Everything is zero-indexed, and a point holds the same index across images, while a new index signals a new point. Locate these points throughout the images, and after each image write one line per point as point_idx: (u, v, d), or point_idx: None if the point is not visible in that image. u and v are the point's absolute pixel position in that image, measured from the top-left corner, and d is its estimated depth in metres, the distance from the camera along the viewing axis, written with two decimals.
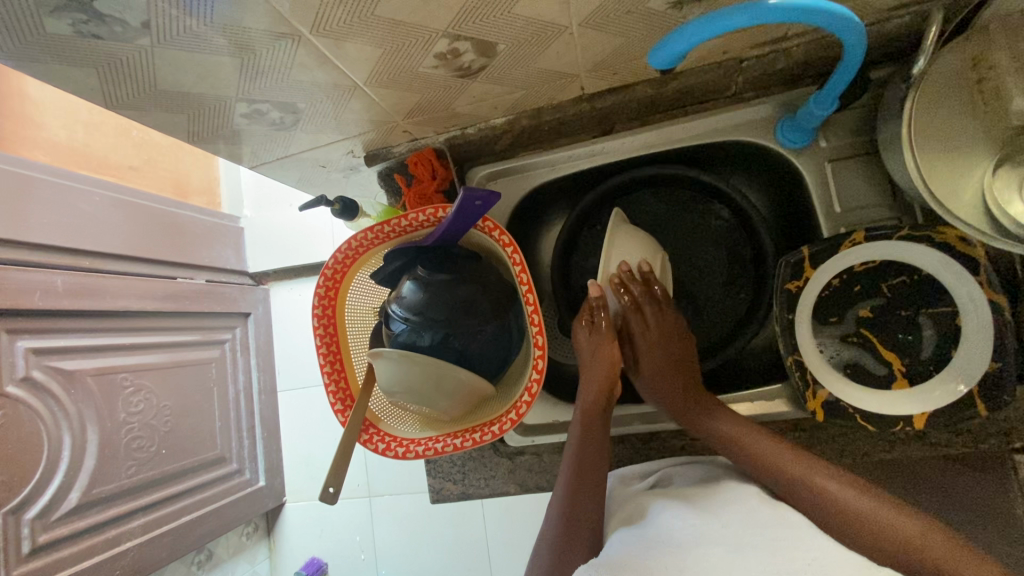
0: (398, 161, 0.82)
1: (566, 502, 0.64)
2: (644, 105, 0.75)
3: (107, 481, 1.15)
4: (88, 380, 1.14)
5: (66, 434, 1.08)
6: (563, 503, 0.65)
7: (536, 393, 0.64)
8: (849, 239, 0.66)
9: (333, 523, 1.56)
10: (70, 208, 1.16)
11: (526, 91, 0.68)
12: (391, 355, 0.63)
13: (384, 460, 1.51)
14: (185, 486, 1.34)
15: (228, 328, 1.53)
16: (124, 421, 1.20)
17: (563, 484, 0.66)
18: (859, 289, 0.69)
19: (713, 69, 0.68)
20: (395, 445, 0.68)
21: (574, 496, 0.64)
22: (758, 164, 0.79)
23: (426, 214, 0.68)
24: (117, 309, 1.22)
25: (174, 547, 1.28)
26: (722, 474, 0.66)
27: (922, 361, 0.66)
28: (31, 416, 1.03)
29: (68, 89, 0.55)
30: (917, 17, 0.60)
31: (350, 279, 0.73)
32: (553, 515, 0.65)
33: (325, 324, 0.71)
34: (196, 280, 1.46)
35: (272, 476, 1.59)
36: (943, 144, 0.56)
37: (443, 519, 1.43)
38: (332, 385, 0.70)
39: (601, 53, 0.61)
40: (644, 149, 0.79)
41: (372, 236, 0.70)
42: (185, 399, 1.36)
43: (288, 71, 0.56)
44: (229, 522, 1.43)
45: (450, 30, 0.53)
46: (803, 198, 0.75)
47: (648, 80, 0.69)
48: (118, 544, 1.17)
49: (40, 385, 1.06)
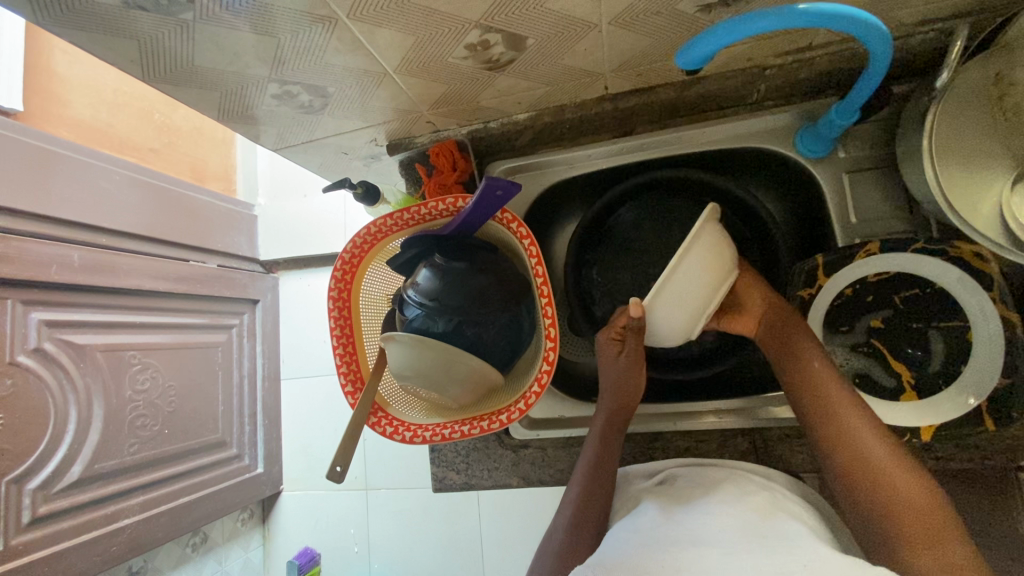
0: (420, 152, 0.84)
1: (580, 495, 0.66)
2: (666, 107, 0.76)
3: (108, 457, 1.16)
4: (97, 355, 1.16)
5: (72, 407, 1.09)
6: (576, 499, 0.66)
7: (545, 384, 0.65)
8: (864, 249, 0.66)
9: (329, 515, 1.56)
10: (89, 184, 1.18)
11: (550, 88, 0.69)
12: (403, 339, 0.64)
13: (383, 454, 1.51)
14: (185, 467, 1.35)
15: (237, 313, 1.55)
16: (130, 399, 1.21)
17: (578, 481, 0.67)
18: (872, 300, 0.69)
19: (736, 76, 0.69)
20: (401, 429, 0.69)
21: (588, 497, 0.65)
22: (775, 171, 0.80)
23: (446, 203, 0.69)
24: (130, 287, 1.24)
25: (170, 528, 1.29)
26: (725, 476, 0.65)
27: (931, 374, 0.65)
28: (39, 386, 1.04)
29: (109, 62, 0.57)
30: (942, 34, 0.61)
31: (366, 265, 0.74)
32: (564, 512, 0.66)
33: (339, 306, 0.72)
34: (208, 264, 1.48)
35: (270, 463, 1.60)
36: (964, 157, 0.56)
37: (438, 515, 1.43)
38: (342, 366, 0.71)
39: (626, 53, 0.62)
40: (664, 153, 0.80)
41: (391, 222, 0.71)
42: (188, 380, 1.37)
43: (320, 55, 0.57)
44: (226, 506, 1.44)
45: (483, 22, 0.54)
46: (819, 209, 0.75)
47: (671, 83, 0.70)
48: (117, 520, 1.18)
49: (50, 357, 1.07)
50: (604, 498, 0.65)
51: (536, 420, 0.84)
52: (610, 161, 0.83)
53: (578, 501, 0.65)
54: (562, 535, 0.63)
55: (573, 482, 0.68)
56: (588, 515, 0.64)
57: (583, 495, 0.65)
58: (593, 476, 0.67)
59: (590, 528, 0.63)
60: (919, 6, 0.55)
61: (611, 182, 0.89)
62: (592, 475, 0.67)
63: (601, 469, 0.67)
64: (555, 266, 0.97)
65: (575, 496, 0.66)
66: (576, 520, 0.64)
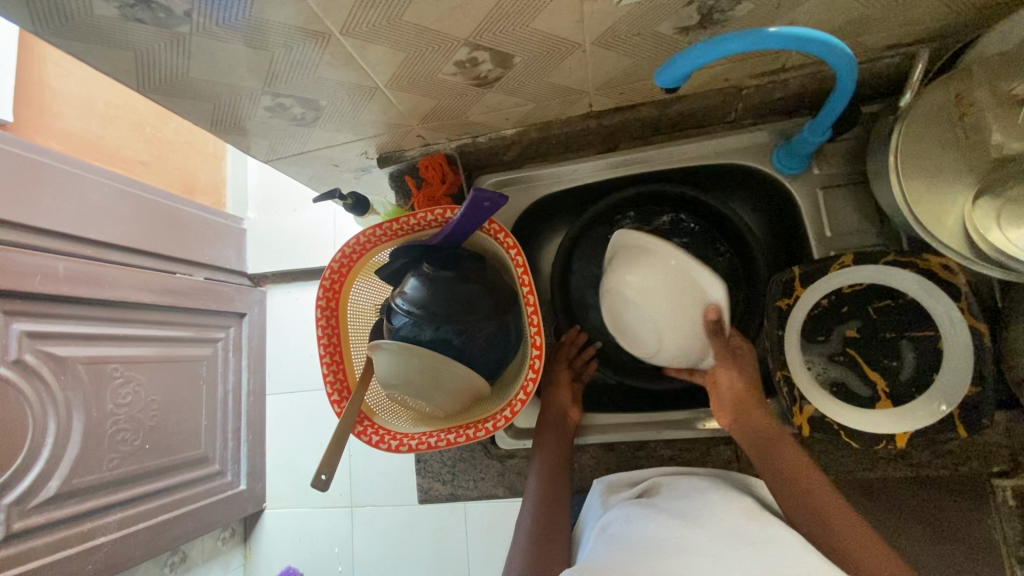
0: (409, 165, 0.85)
1: (540, 502, 0.67)
2: (649, 124, 0.78)
3: (86, 472, 1.13)
4: (79, 367, 1.15)
5: (52, 420, 1.08)
6: (535, 508, 0.66)
7: (531, 392, 0.65)
8: (838, 262, 0.68)
9: (311, 534, 1.52)
10: (78, 196, 1.18)
11: (536, 105, 0.71)
12: (390, 347, 0.65)
13: (369, 470, 1.49)
14: (165, 483, 1.32)
15: (222, 327, 1.53)
16: (111, 413, 1.20)
17: (534, 489, 0.69)
18: (847, 310, 0.71)
19: (715, 95, 0.72)
20: (387, 438, 0.69)
21: (547, 502, 0.67)
22: (754, 187, 0.83)
23: (434, 215, 0.71)
24: (116, 299, 1.23)
25: (149, 546, 1.26)
26: (709, 485, 0.64)
27: (904, 382, 0.67)
28: (18, 396, 1.03)
29: (104, 73, 0.58)
30: (906, 58, 0.65)
31: (354, 276, 0.76)
32: (525, 521, 0.66)
33: (327, 315, 0.73)
34: (195, 277, 1.47)
35: (254, 480, 1.56)
36: (930, 173, 0.59)
37: (424, 533, 1.41)
38: (329, 375, 0.71)
39: (609, 72, 0.64)
40: (647, 169, 0.83)
41: (380, 233, 0.73)
42: (171, 394, 1.36)
43: (313, 69, 0.59)
44: (206, 524, 1.41)
45: (471, 40, 0.56)
46: (796, 222, 0.78)
47: (654, 102, 0.73)
48: (93, 538, 1.15)
49: (31, 369, 1.06)
50: (562, 511, 0.67)
51: (522, 430, 0.83)
52: (596, 175, 0.85)
53: (539, 508, 0.66)
54: (529, 547, 0.62)
55: (529, 489, 0.69)
56: (555, 520, 0.65)
57: (541, 501, 0.67)
58: (548, 484, 0.69)
59: (559, 531, 0.65)
60: (884, 31, 0.59)
61: (596, 197, 0.91)
62: (548, 484, 0.69)
63: (556, 476, 0.70)
64: (542, 279, 0.98)
65: (534, 503, 0.67)
66: (541, 527, 0.64)
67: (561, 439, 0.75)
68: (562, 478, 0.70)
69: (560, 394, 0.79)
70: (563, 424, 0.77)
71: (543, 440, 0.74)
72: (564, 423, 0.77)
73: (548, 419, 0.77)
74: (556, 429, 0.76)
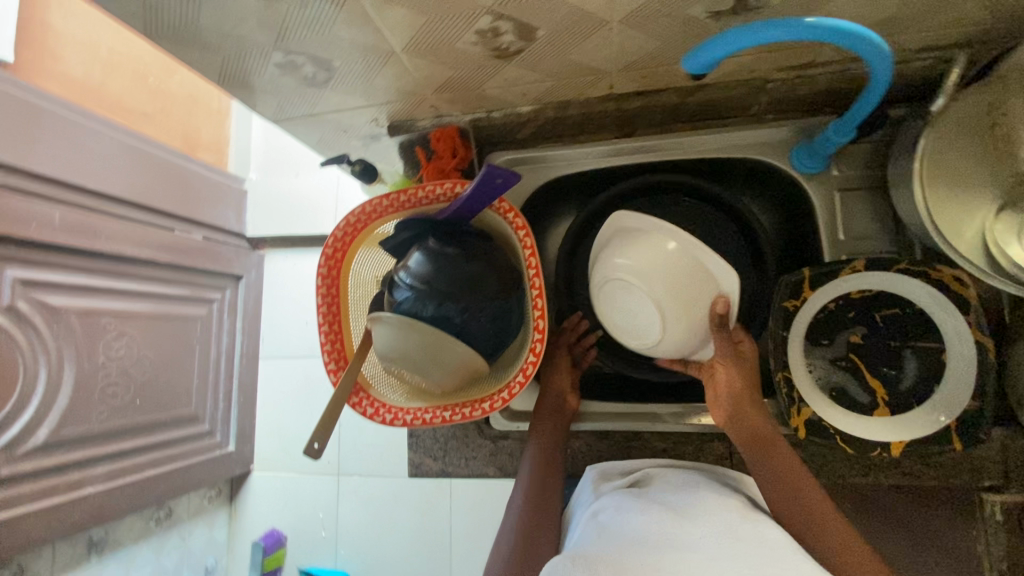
0: (419, 136, 0.83)
1: (530, 487, 0.68)
2: (669, 112, 0.76)
3: (76, 423, 1.13)
4: (72, 318, 1.14)
5: (43, 368, 1.07)
6: (525, 494, 0.67)
7: (530, 375, 0.66)
8: (849, 266, 0.67)
9: (296, 499, 1.52)
10: (77, 143, 1.15)
11: (555, 82, 0.69)
12: (390, 320, 0.65)
13: (358, 441, 1.49)
14: (154, 439, 1.32)
15: (218, 288, 1.52)
16: (103, 365, 1.19)
17: (525, 474, 0.69)
18: (852, 315, 0.70)
19: (738, 87, 0.70)
20: (382, 411, 0.69)
21: (538, 490, 0.68)
22: (769, 185, 0.81)
23: (444, 188, 0.70)
24: (112, 253, 1.22)
25: (136, 499, 1.27)
26: (702, 481, 0.64)
27: (902, 392, 0.67)
28: (9, 344, 1.02)
29: (110, 14, 0.55)
30: (940, 61, 0.62)
31: (357, 247, 0.75)
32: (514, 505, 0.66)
33: (328, 284, 0.73)
34: (193, 236, 1.45)
35: (243, 442, 1.57)
36: (952, 183, 0.58)
37: (407, 507, 1.41)
38: (326, 344, 0.71)
39: (634, 54, 0.62)
40: (663, 158, 0.81)
41: (386, 203, 0.71)
42: (164, 351, 1.35)
43: (329, 27, 0.57)
44: (193, 481, 1.42)
45: (495, 8, 0.54)
46: (809, 224, 0.77)
47: (676, 89, 0.70)
48: (80, 488, 1.15)
49: (24, 316, 1.05)
50: (552, 498, 0.68)
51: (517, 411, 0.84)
52: (610, 161, 0.83)
53: (528, 494, 0.67)
54: (517, 531, 0.63)
55: (521, 474, 0.70)
56: (545, 507, 0.66)
57: (532, 487, 0.67)
58: (540, 470, 0.69)
59: (547, 519, 0.65)
60: (921, 31, 0.57)
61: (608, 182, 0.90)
62: (540, 472, 0.69)
63: (547, 463, 0.70)
64: (548, 263, 0.97)
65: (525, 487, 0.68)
66: (530, 514, 0.65)
67: (556, 424, 0.75)
68: (554, 465, 0.71)
69: (560, 379, 0.78)
70: (560, 408, 0.76)
71: (540, 425, 0.74)
72: (561, 408, 0.77)
73: (545, 403, 0.76)
74: (553, 414, 0.75)
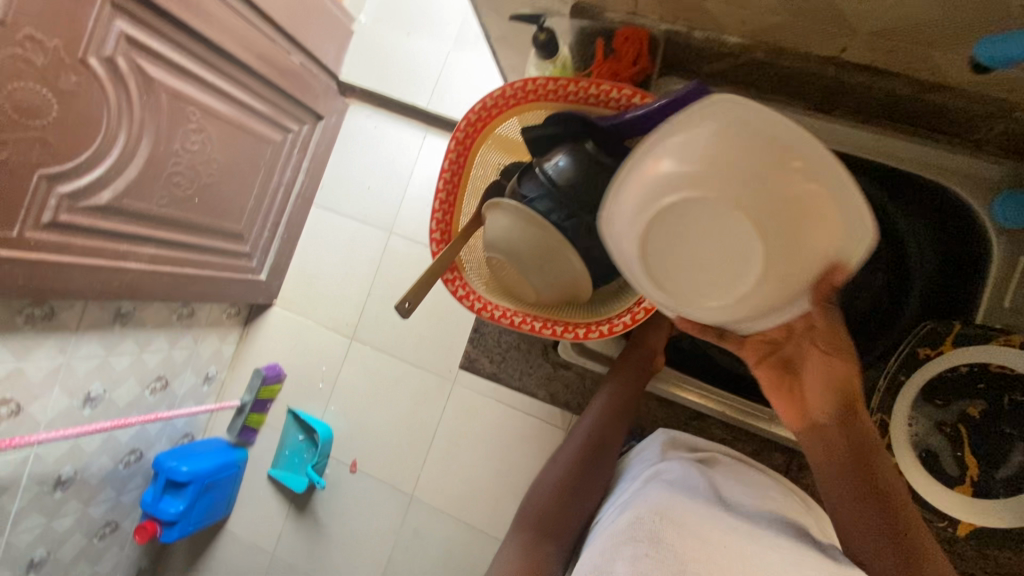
0: (602, 27, 0.73)
1: (593, 431, 0.70)
2: (885, 104, 0.67)
3: (137, 197, 1.13)
4: (162, 94, 1.10)
5: (123, 132, 1.05)
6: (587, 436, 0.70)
7: (638, 320, 0.63)
8: (1003, 337, 0.62)
9: (307, 346, 1.54)
10: None
11: (788, 20, 0.58)
12: (508, 208, 0.61)
13: (383, 315, 1.49)
14: (198, 242, 1.32)
15: (298, 120, 1.47)
16: (175, 152, 1.17)
17: (592, 419, 0.71)
18: (981, 388, 0.64)
19: (981, 104, 0.60)
20: (472, 296, 0.67)
21: (599, 437, 0.70)
22: (952, 222, 0.73)
23: (621, 94, 0.63)
24: (215, 42, 1.16)
25: (168, 291, 1.29)
26: (772, 491, 0.63)
27: (995, 479, 0.64)
28: (99, 95, 0.99)
29: None
30: None
31: (500, 123, 0.70)
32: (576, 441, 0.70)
33: (458, 153, 0.69)
34: (292, 57, 1.38)
35: (273, 276, 1.57)
36: None
37: (407, 393, 1.42)
38: (438, 214, 0.69)
39: (897, 21, 0.52)
40: (851, 151, 0.74)
41: (552, 87, 0.65)
42: (234, 161, 1.32)
43: None
44: (221, 294, 1.44)
45: None
46: (972, 279, 0.71)
47: (911, 80, 0.61)
48: (124, 260, 1.16)
49: (120, 74, 1.01)
50: (610, 448, 0.69)
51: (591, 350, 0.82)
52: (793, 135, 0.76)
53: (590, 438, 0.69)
54: (569, 469, 0.67)
55: (587, 418, 0.71)
56: (601, 455, 0.69)
57: (596, 433, 0.70)
58: (607, 420, 0.70)
59: (601, 464, 0.68)
60: None
61: None
62: (604, 422, 0.70)
63: (615, 416, 0.71)
64: None
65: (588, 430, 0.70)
66: (585, 458, 0.68)
67: (636, 378, 0.73)
68: (620, 418, 0.71)
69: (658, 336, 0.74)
70: (646, 364, 0.74)
71: (621, 376, 0.73)
72: (648, 364, 0.74)
73: (631, 355, 0.74)
74: (638, 368, 0.73)
